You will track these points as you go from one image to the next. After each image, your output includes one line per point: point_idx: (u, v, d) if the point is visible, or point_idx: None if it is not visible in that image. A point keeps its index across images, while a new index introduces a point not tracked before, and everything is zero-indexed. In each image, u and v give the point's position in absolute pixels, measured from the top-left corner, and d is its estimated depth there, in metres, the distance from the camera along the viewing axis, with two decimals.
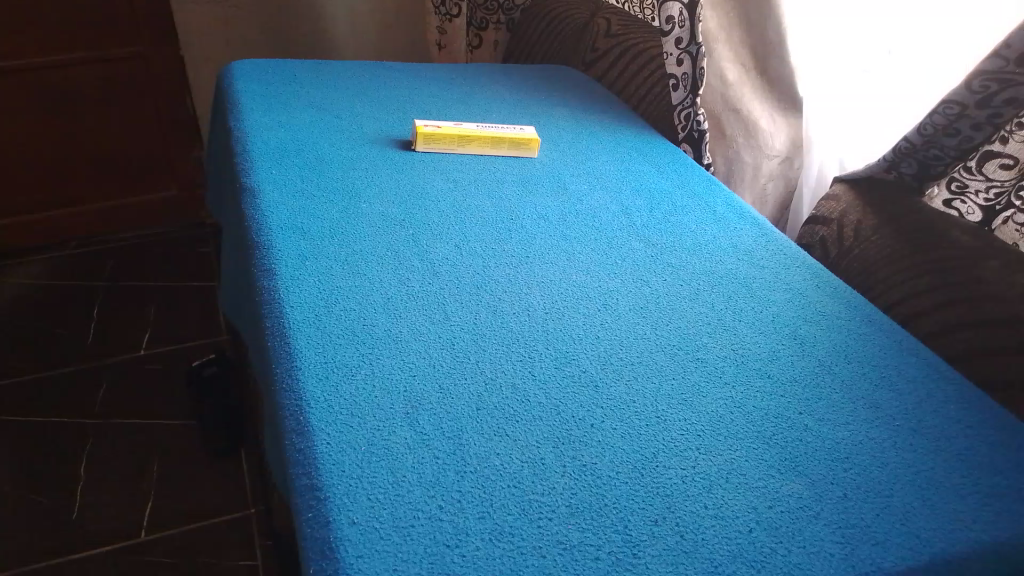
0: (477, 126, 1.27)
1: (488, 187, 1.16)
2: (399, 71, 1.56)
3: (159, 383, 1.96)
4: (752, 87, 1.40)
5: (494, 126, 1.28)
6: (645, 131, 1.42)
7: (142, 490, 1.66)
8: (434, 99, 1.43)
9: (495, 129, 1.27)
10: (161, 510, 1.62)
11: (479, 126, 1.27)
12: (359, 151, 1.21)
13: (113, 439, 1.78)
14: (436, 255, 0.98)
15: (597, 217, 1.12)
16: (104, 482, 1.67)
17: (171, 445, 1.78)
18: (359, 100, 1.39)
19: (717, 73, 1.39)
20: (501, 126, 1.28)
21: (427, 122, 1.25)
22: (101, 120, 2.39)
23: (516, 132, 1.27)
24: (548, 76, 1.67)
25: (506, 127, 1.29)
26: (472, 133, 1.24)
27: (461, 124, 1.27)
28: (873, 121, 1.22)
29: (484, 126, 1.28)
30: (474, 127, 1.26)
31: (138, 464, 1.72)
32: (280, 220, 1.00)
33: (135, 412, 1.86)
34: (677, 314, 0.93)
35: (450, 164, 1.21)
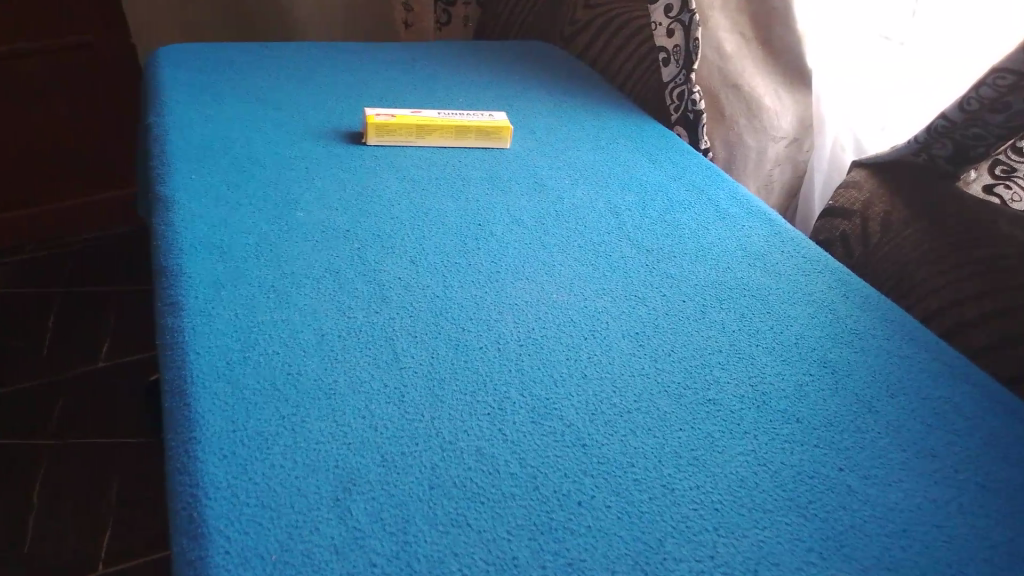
0: (439, 113, 1.09)
1: (452, 188, 0.98)
2: (353, 54, 1.37)
3: (117, 393, 1.75)
4: (753, 60, 1.22)
5: (458, 113, 1.10)
6: (635, 114, 1.24)
7: (100, 515, 1.45)
8: (391, 85, 1.25)
9: (459, 116, 1.09)
10: (122, 539, 1.41)
11: (440, 114, 1.09)
12: (299, 147, 1.02)
13: (66, 455, 1.57)
14: (386, 275, 0.80)
15: (583, 220, 0.95)
16: (53, 508, 1.46)
17: (131, 463, 1.57)
18: (305, 87, 1.20)
19: (713, 45, 1.20)
20: (467, 113, 1.10)
21: (379, 111, 1.06)
22: (58, 117, 2.12)
23: (485, 119, 1.09)
24: (523, 54, 1.48)
25: (473, 113, 1.11)
26: (431, 121, 1.06)
27: (418, 112, 1.09)
28: (900, 96, 1.06)
29: (447, 113, 1.10)
30: (433, 115, 1.08)
31: (95, 484, 1.51)
32: (194, 236, 0.81)
33: (91, 425, 1.65)
34: (683, 340, 0.76)
35: (407, 159, 1.03)
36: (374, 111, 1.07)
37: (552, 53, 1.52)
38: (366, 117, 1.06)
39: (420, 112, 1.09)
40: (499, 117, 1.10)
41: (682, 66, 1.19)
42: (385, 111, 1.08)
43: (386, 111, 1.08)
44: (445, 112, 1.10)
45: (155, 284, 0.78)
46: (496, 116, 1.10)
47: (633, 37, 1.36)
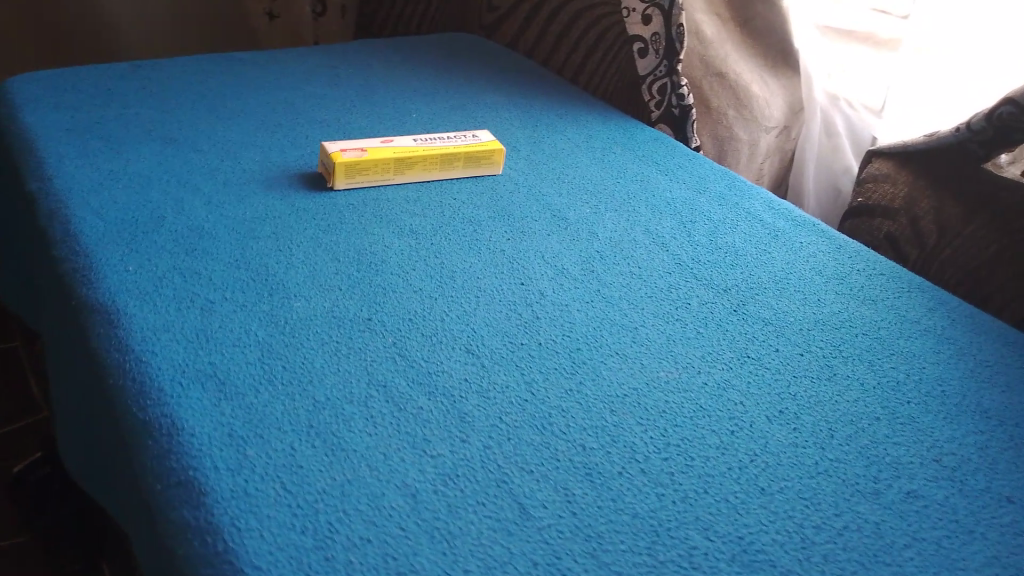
0: (413, 139, 0.87)
1: (464, 236, 0.78)
2: (256, 63, 1.11)
3: None
4: (733, 43, 1.09)
5: (434, 136, 0.89)
6: (616, 115, 1.08)
7: None
8: (326, 103, 1.01)
9: (437, 141, 0.88)
10: None
11: (415, 140, 0.87)
12: (249, 204, 0.78)
13: None
14: (449, 378, 0.60)
15: (634, 259, 0.78)
16: None
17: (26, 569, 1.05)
18: (220, 117, 0.94)
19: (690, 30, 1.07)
20: (444, 135, 0.90)
21: (341, 145, 0.83)
22: None
23: (470, 142, 0.88)
24: (452, 47, 1.27)
25: (450, 134, 0.90)
26: (410, 152, 0.84)
27: (387, 139, 0.87)
28: (920, 77, 0.97)
29: (420, 137, 0.88)
30: (408, 143, 0.86)
31: None
32: (170, 365, 0.57)
33: None
34: (832, 416, 0.62)
35: (392, 202, 0.82)
36: (335, 145, 0.83)
37: (481, 43, 1.32)
38: (326, 156, 0.83)
39: (389, 139, 0.87)
40: (483, 136, 0.91)
41: (663, 58, 1.04)
42: (345, 142, 0.85)
43: (345, 142, 0.85)
44: (418, 136, 0.89)
45: (130, 448, 0.54)
46: (480, 136, 0.90)
47: (586, 24, 1.19)
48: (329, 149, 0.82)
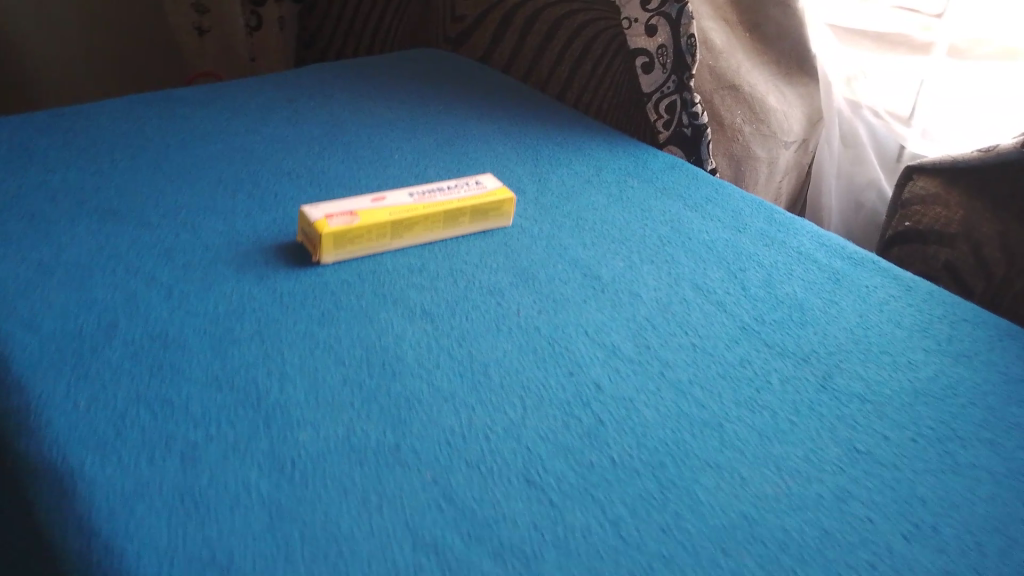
0: (409, 193, 0.74)
1: (487, 314, 0.64)
2: (200, 101, 0.95)
3: None
4: (745, 51, 0.98)
5: (432, 189, 0.75)
6: (621, 139, 0.96)
7: None
8: (291, 149, 0.86)
9: (437, 194, 0.75)
10: None
11: (411, 195, 0.74)
12: (220, 293, 0.63)
13: None
14: (515, 528, 0.47)
15: (691, 326, 0.65)
16: None
17: None
18: (167, 176, 0.79)
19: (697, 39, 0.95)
20: (444, 185, 0.76)
21: (326, 211, 0.69)
22: None
23: (476, 193, 0.76)
24: (420, 66, 1.13)
25: (449, 183, 0.77)
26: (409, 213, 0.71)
27: (377, 195, 0.73)
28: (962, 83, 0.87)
29: (416, 191, 0.75)
30: (403, 201, 0.72)
31: None
32: (152, 553, 0.43)
33: None
34: (975, 522, 0.51)
35: (395, 274, 0.68)
36: (318, 211, 0.69)
37: (450, 58, 1.18)
38: (308, 226, 0.68)
39: (380, 195, 0.73)
40: (488, 183, 0.78)
41: (672, 72, 0.92)
42: (329, 204, 0.71)
43: (330, 204, 0.71)
44: (413, 189, 0.75)
45: None
46: (485, 184, 0.77)
47: (575, 33, 1.07)
48: (312, 217, 0.68)
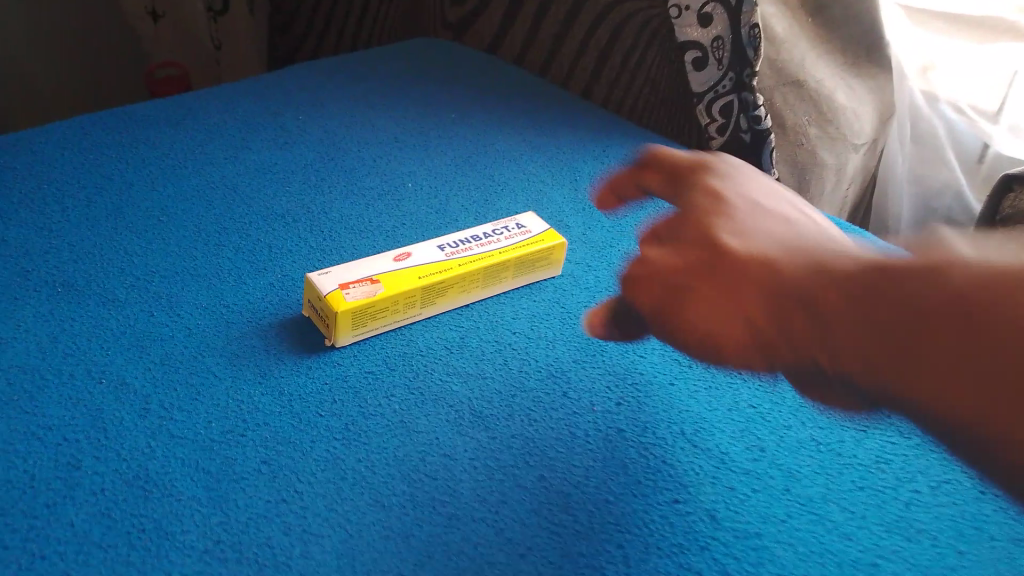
0: (440, 247, 0.60)
1: (556, 409, 0.51)
2: (167, 120, 0.80)
3: None
4: (809, 40, 0.84)
5: (466, 239, 0.61)
6: (669, 149, 0.83)
7: None
8: (283, 181, 0.72)
9: (474, 246, 0.60)
10: None
11: (443, 249, 0.60)
12: (213, 403, 0.49)
13: None
14: None
15: (809, 411, 0.53)
16: None
17: None
18: (134, 229, 0.64)
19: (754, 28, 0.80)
20: (479, 233, 0.62)
21: (340, 279, 0.55)
22: None
23: (521, 240, 0.62)
24: (421, 60, 0.98)
25: (486, 229, 0.63)
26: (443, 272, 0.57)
27: (401, 252, 0.59)
28: None
29: (448, 243, 0.61)
30: (435, 258, 0.58)
31: None
32: None
33: None
34: None
35: (428, 355, 0.54)
36: (330, 280, 0.55)
37: (454, 47, 1.02)
38: (320, 301, 0.54)
39: (406, 253, 0.59)
40: (533, 223, 0.64)
41: (729, 69, 0.79)
42: (344, 269, 0.57)
43: (345, 269, 0.57)
44: (444, 240, 0.61)
45: None
46: (530, 226, 0.63)
47: (597, 20, 0.93)
48: (324, 290, 0.54)
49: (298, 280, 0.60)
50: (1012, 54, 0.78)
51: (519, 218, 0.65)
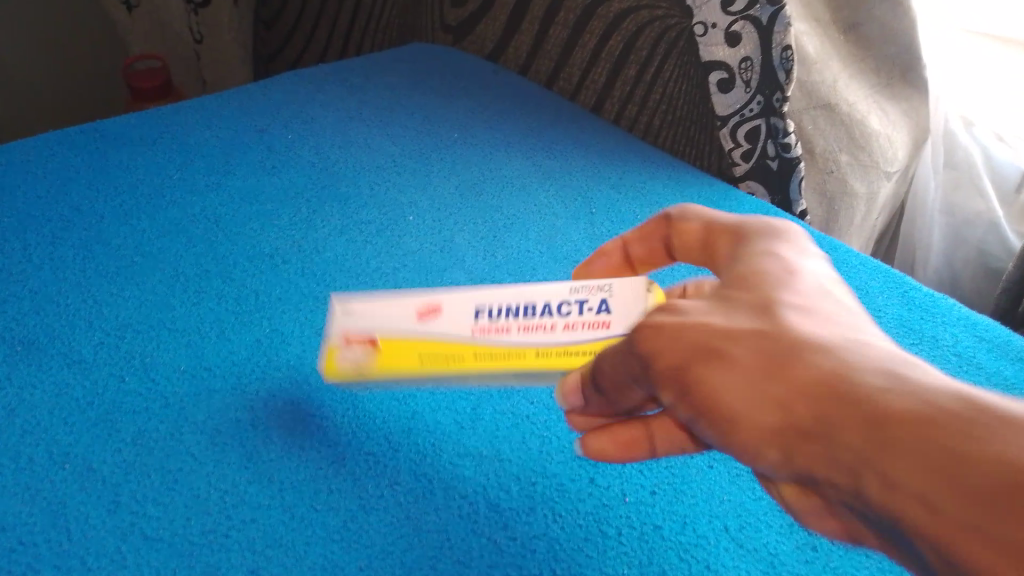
0: (477, 315, 0.42)
1: (583, 502, 0.45)
2: (142, 139, 0.73)
3: None
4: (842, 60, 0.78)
5: (535, 322, 0.42)
6: (688, 174, 0.77)
7: None
8: (271, 212, 0.65)
9: (533, 332, 0.42)
10: None
11: (481, 329, 0.42)
12: (191, 494, 0.44)
13: None
14: None
15: None
16: None
17: None
18: (104, 272, 0.58)
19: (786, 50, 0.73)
20: (568, 306, 0.42)
21: (343, 325, 0.42)
22: None
23: (581, 340, 0.42)
24: (421, 68, 0.91)
25: (585, 296, 0.42)
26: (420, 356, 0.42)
27: (432, 300, 0.42)
28: None
29: (507, 311, 0.42)
30: (444, 332, 0.42)
31: None
32: None
33: None
34: None
35: (435, 429, 0.48)
36: (339, 322, 0.42)
37: (455, 55, 0.95)
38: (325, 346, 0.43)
39: (435, 303, 0.42)
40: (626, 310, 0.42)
41: (758, 91, 0.72)
42: (364, 304, 0.43)
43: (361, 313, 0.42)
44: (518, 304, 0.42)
45: None
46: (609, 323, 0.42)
47: (610, 30, 0.86)
48: (329, 334, 0.42)
49: (286, 334, 0.54)
50: None
51: (636, 290, 0.42)
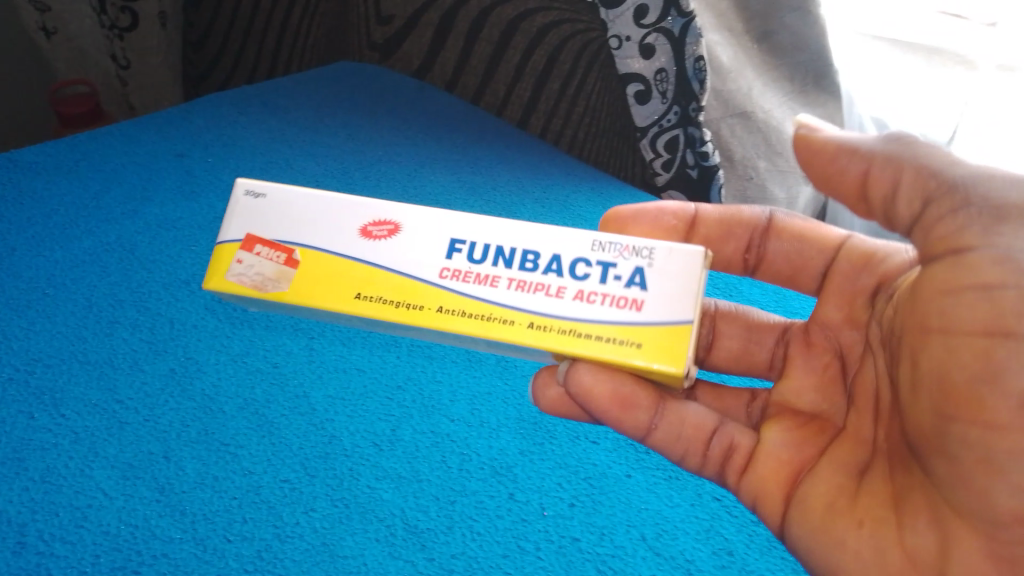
0: (451, 256, 0.42)
1: (501, 518, 0.45)
2: (55, 167, 0.71)
3: None
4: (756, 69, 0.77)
5: (538, 278, 0.41)
6: (612, 185, 0.78)
7: None
8: (190, 238, 0.64)
9: (530, 290, 0.40)
10: None
11: (450, 272, 0.41)
12: (101, 531, 0.43)
13: None
14: None
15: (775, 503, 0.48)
16: None
17: None
18: (14, 306, 0.57)
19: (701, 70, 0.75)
20: (586, 263, 0.41)
21: (249, 228, 0.44)
22: None
23: (598, 314, 0.40)
24: (347, 87, 0.91)
25: (617, 256, 0.40)
26: (364, 299, 0.42)
27: (385, 217, 0.43)
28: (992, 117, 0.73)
29: (499, 251, 0.41)
30: (386, 264, 0.42)
31: None
32: None
33: None
34: None
35: (351, 453, 0.48)
36: (243, 224, 0.44)
37: (381, 72, 0.95)
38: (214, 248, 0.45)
39: (392, 222, 0.43)
40: (664, 288, 0.39)
41: (673, 102, 0.73)
42: (298, 197, 0.44)
43: (282, 200, 0.44)
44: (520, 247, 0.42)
45: None
46: (640, 305, 0.39)
47: (533, 44, 0.87)
48: (224, 240, 0.44)
49: (202, 363, 0.53)
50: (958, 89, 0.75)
51: (685, 261, 0.40)
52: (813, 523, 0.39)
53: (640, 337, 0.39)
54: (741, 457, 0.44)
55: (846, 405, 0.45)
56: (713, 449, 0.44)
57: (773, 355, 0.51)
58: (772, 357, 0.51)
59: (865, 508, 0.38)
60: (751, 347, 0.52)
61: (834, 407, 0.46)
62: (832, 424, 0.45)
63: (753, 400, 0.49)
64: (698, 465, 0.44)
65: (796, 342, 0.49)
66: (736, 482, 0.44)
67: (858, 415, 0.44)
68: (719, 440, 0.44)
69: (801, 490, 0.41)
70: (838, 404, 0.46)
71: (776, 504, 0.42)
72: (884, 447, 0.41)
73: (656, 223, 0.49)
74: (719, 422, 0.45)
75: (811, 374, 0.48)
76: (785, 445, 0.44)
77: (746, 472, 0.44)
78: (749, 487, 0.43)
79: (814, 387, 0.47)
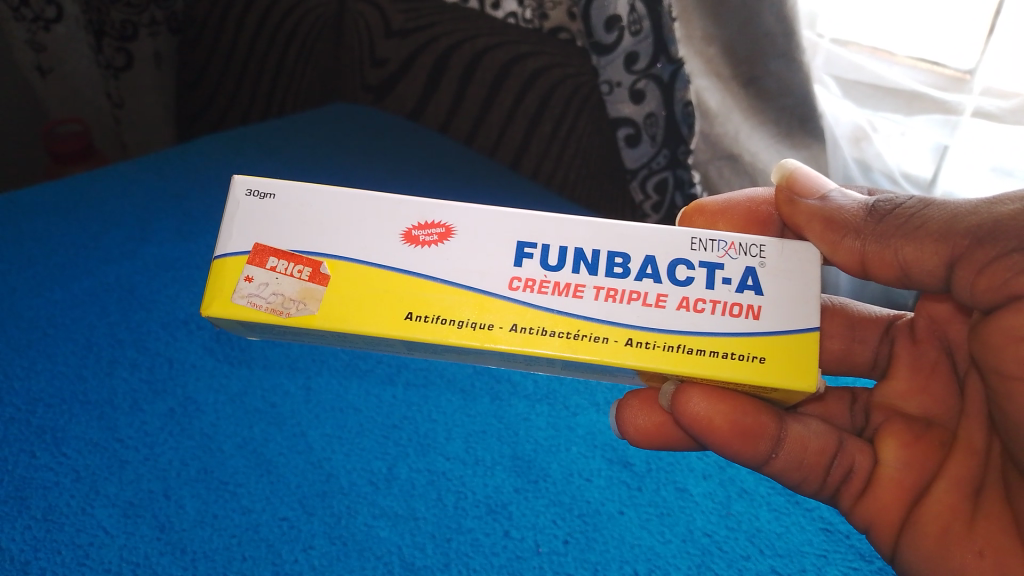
0: (521, 264, 0.43)
1: (497, 555, 0.46)
2: (56, 208, 0.72)
3: None
4: (752, 120, 0.78)
5: (633, 286, 0.42)
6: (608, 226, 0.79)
7: None
8: (188, 278, 0.65)
9: (625, 302, 0.42)
10: None
11: (521, 282, 0.42)
12: (103, 569, 0.43)
13: None
14: None
15: (776, 530, 0.49)
16: None
17: None
18: (15, 346, 0.57)
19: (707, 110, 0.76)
20: (688, 266, 0.42)
21: (257, 236, 0.43)
22: None
23: (705, 330, 0.41)
24: (344, 129, 0.92)
25: (722, 257, 0.42)
26: (417, 319, 0.42)
27: (432, 220, 0.43)
28: (974, 145, 0.72)
29: (578, 256, 0.43)
30: (447, 276, 0.42)
31: None
32: None
33: None
34: None
35: (342, 493, 0.48)
36: (241, 235, 0.43)
37: (377, 114, 0.97)
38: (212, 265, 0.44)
39: (441, 224, 0.43)
40: (779, 293, 0.42)
41: (662, 146, 0.75)
42: (308, 197, 0.44)
43: (295, 200, 0.44)
44: (604, 250, 0.43)
45: None
46: (758, 313, 0.41)
47: (526, 87, 0.90)
48: (225, 253, 0.43)
49: (200, 403, 0.54)
50: (935, 127, 0.73)
51: (791, 269, 0.42)
52: (927, 546, 0.41)
53: (762, 350, 0.41)
54: (858, 482, 0.45)
55: (959, 408, 0.46)
56: (833, 474, 0.45)
57: (879, 354, 0.52)
58: (877, 355, 0.52)
59: (981, 537, 0.39)
60: (855, 347, 0.53)
61: (946, 411, 0.47)
62: (944, 435, 0.45)
63: (854, 404, 0.51)
64: (814, 490, 0.45)
65: (902, 341, 0.50)
66: (852, 506, 0.45)
67: (969, 422, 0.44)
68: (839, 463, 0.45)
69: (916, 510, 0.42)
70: (949, 406, 0.47)
71: (891, 527, 0.43)
72: (999, 462, 0.41)
73: (746, 214, 0.51)
74: (838, 444, 0.46)
75: (919, 372, 0.49)
76: (902, 465, 0.44)
77: (863, 496, 0.44)
78: (865, 513, 0.44)
79: (923, 387, 0.48)
